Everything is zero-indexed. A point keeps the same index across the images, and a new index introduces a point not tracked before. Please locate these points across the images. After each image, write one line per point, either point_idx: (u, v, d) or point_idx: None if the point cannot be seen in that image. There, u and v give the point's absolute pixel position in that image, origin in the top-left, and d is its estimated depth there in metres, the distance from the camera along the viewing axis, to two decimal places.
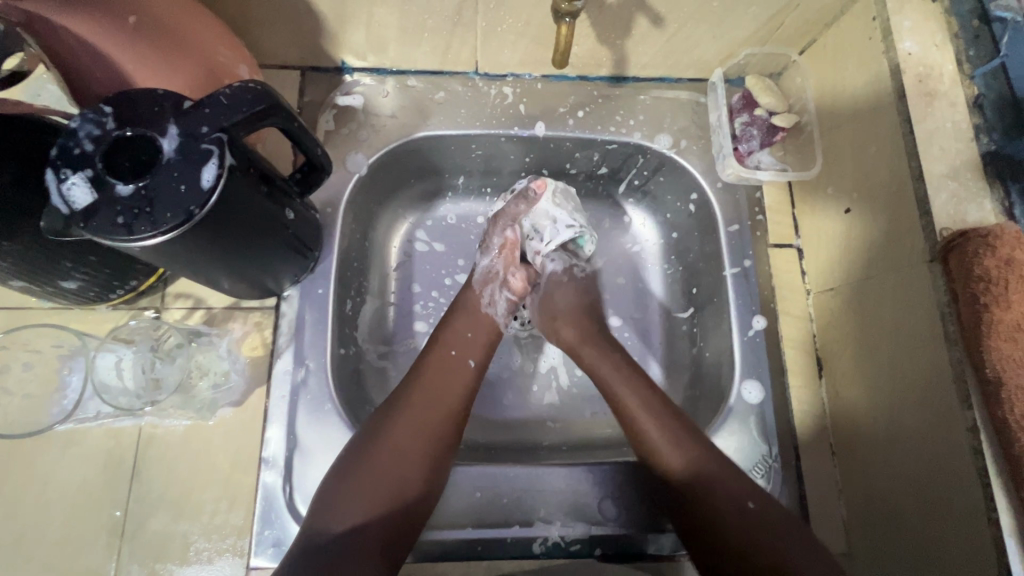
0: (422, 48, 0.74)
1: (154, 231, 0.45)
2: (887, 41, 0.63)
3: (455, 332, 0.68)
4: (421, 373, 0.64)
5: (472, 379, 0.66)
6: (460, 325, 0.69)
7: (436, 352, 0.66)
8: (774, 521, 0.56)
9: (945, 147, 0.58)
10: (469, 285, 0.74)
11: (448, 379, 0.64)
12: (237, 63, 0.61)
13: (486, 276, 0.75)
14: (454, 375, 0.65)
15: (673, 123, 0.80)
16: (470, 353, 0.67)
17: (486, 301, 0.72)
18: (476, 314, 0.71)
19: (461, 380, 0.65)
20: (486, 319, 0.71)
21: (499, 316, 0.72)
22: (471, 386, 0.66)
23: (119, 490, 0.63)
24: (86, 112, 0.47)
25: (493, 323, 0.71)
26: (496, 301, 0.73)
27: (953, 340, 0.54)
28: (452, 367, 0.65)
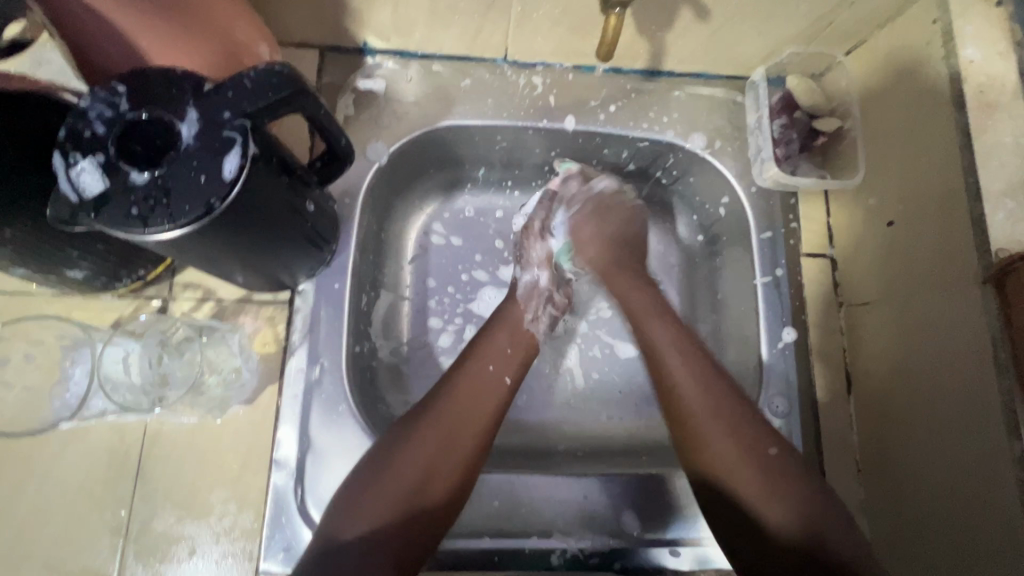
0: (450, 32, 0.69)
1: (171, 224, 0.42)
2: (948, 47, 0.59)
3: (493, 346, 0.65)
4: (455, 386, 0.61)
5: (506, 397, 0.63)
6: (500, 337, 0.66)
7: (471, 365, 0.63)
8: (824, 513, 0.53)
9: (1005, 163, 0.55)
10: (513, 296, 0.71)
11: (482, 394, 0.61)
12: (257, 41, 0.56)
13: (531, 291, 0.72)
14: (489, 390, 0.62)
15: (709, 122, 0.76)
16: (507, 369, 0.64)
17: (529, 316, 0.70)
18: (517, 327, 0.68)
19: (493, 396, 0.61)
20: (526, 332, 0.68)
21: (541, 332, 0.70)
22: (504, 403, 0.62)
23: (124, 488, 0.61)
24: (97, 91, 0.43)
25: (532, 338, 0.68)
26: (541, 315, 0.72)
27: (1004, 367, 0.52)
28: (485, 381, 0.62)
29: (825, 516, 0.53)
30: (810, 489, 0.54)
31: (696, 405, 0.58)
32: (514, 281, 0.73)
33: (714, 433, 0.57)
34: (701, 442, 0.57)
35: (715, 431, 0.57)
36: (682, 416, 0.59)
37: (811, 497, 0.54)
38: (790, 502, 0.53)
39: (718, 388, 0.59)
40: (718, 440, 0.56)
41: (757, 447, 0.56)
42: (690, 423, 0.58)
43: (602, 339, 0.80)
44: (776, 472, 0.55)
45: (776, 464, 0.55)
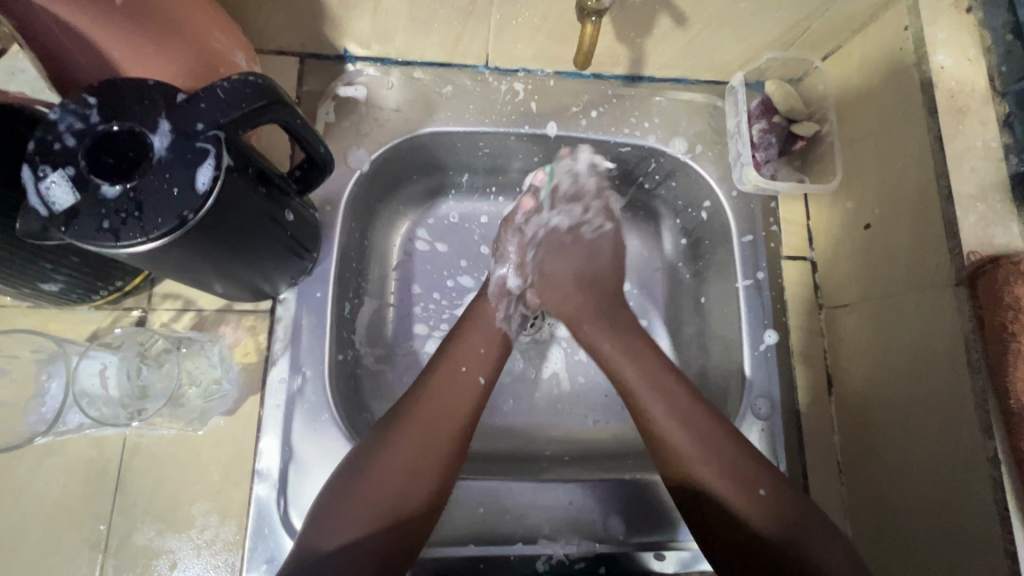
0: (429, 39, 0.69)
1: (143, 237, 0.41)
2: (920, 53, 0.60)
3: (466, 347, 0.65)
4: (430, 391, 0.61)
5: (480, 397, 0.63)
6: (473, 338, 0.66)
7: (445, 368, 0.63)
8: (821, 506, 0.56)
9: (975, 167, 0.56)
10: (483, 297, 0.71)
11: (456, 397, 0.61)
12: (233, 50, 0.56)
13: (502, 289, 0.72)
14: (463, 393, 0.62)
15: (689, 127, 0.76)
16: (480, 370, 0.64)
17: (500, 315, 0.70)
18: (489, 326, 0.68)
19: (471, 395, 0.62)
20: (499, 333, 0.68)
21: (513, 330, 0.71)
22: (478, 403, 0.62)
23: (102, 502, 0.60)
24: (67, 102, 0.43)
25: (503, 337, 0.68)
26: (512, 315, 0.72)
27: (977, 367, 0.53)
28: (460, 382, 0.62)
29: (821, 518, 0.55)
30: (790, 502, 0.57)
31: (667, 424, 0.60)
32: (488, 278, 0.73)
33: (706, 460, 0.58)
34: (690, 462, 0.58)
35: (697, 452, 0.58)
36: (653, 433, 0.61)
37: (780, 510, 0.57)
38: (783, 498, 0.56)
39: (689, 408, 0.60)
40: (711, 466, 0.58)
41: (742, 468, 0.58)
42: (673, 449, 0.59)
43: None
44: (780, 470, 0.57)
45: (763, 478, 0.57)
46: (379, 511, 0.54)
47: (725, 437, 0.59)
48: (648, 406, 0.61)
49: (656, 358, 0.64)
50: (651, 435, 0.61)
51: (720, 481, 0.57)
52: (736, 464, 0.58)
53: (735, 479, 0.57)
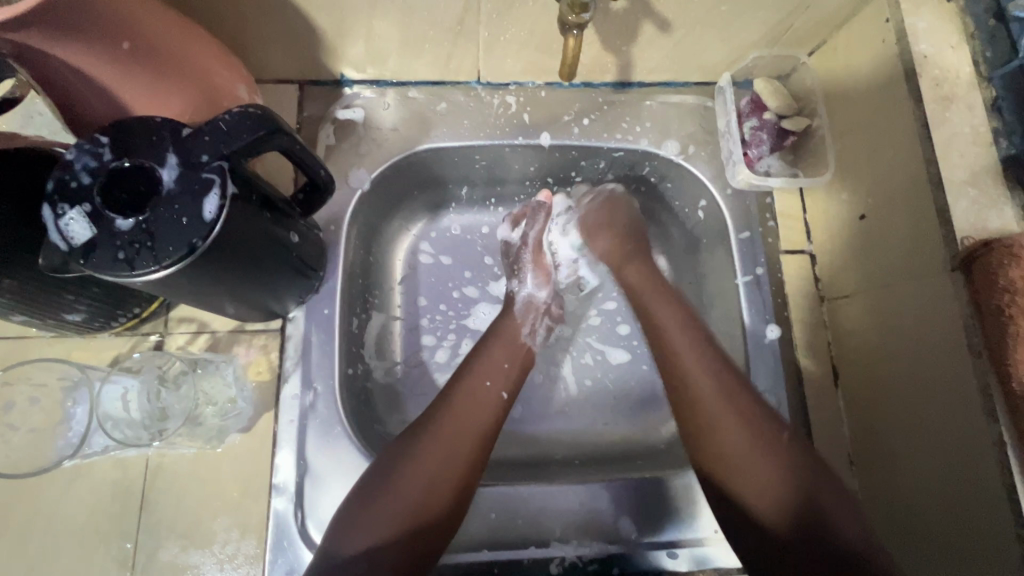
0: (421, 59, 0.72)
1: (156, 266, 0.44)
2: (902, 43, 0.61)
3: (488, 362, 0.66)
4: (452, 403, 0.62)
5: (501, 411, 0.64)
6: (497, 353, 0.67)
7: (467, 382, 0.64)
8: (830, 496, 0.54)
9: (964, 152, 0.57)
10: (510, 311, 0.74)
11: (478, 408, 0.62)
12: (235, 83, 0.58)
13: (528, 304, 0.75)
14: (485, 405, 0.63)
15: (680, 129, 0.78)
16: (502, 384, 0.65)
17: (527, 331, 0.72)
18: (511, 342, 0.69)
19: (490, 411, 0.63)
20: (521, 347, 0.70)
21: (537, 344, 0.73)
22: (499, 417, 0.63)
23: (128, 521, 0.63)
24: (82, 143, 0.46)
25: (530, 352, 0.70)
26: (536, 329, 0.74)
27: (978, 350, 0.53)
28: (483, 398, 0.63)
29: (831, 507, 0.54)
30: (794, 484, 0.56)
31: (709, 396, 0.60)
32: (512, 295, 0.76)
33: (727, 434, 0.58)
34: (711, 433, 0.59)
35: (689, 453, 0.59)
36: (693, 406, 0.61)
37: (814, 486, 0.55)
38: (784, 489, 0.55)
39: (739, 394, 0.60)
40: (736, 431, 0.58)
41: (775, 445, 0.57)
42: (703, 410, 0.60)
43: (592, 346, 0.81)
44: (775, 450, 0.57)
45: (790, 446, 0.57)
46: (399, 519, 0.55)
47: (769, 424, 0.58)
48: (692, 381, 0.61)
49: (722, 365, 0.62)
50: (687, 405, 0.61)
51: (753, 445, 0.57)
52: (773, 442, 0.57)
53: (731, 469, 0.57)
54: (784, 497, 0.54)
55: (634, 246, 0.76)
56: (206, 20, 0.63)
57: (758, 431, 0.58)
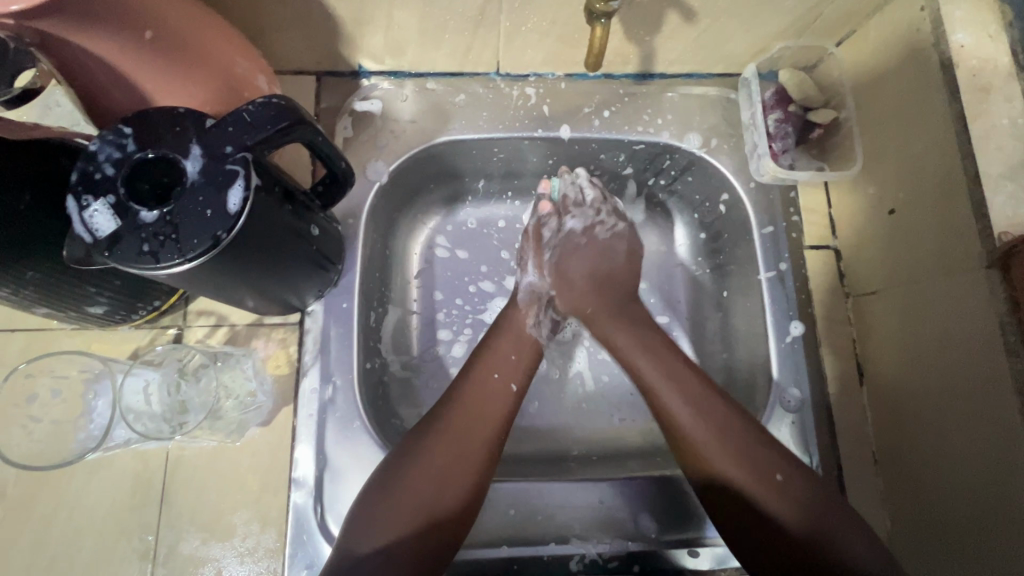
0: (441, 49, 0.71)
1: (180, 258, 0.43)
2: (938, 33, 0.59)
3: (499, 354, 0.66)
4: (465, 397, 0.61)
5: (513, 403, 0.63)
6: (505, 345, 0.67)
7: (476, 376, 0.63)
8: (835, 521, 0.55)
9: (1002, 145, 0.55)
10: (514, 303, 0.72)
11: (489, 402, 0.62)
12: (254, 74, 0.58)
13: (531, 296, 0.74)
14: (496, 397, 0.62)
15: (703, 121, 0.76)
16: (511, 376, 0.65)
17: (532, 321, 0.71)
18: (519, 333, 0.69)
19: (501, 404, 0.62)
20: (528, 338, 0.69)
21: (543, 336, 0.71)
22: (511, 410, 0.63)
23: (149, 514, 0.63)
24: (105, 134, 0.45)
25: (534, 345, 0.69)
26: (542, 321, 0.73)
27: (1015, 349, 0.52)
28: (493, 391, 0.63)
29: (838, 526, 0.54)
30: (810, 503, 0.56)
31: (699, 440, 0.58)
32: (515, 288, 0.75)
33: (732, 464, 0.57)
34: (715, 469, 0.58)
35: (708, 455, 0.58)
36: (682, 442, 0.60)
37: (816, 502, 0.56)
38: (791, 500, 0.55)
39: (728, 421, 0.59)
40: (739, 468, 0.57)
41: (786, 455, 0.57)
42: (699, 454, 0.59)
43: None
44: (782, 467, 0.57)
45: (796, 485, 0.56)
46: (416, 515, 0.55)
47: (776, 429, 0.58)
48: (675, 416, 0.60)
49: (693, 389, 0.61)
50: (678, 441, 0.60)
51: (760, 483, 0.56)
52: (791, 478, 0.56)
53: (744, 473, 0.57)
54: (795, 523, 0.54)
55: (623, 290, 0.73)
56: (226, 10, 0.62)
57: (740, 455, 0.57)
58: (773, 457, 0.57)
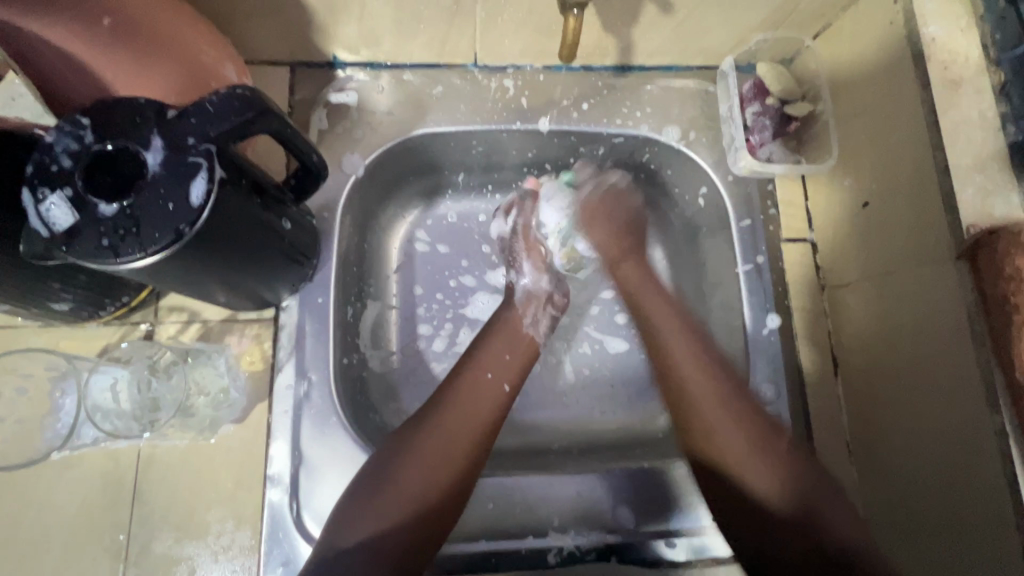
0: (416, 39, 0.70)
1: (142, 252, 0.42)
2: (910, 25, 0.59)
3: (491, 354, 0.65)
4: (455, 393, 0.61)
5: (504, 403, 0.63)
6: (497, 345, 0.67)
7: (470, 374, 0.63)
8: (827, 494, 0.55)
9: (972, 138, 0.55)
10: (510, 304, 0.73)
11: (479, 400, 0.61)
12: (224, 65, 0.56)
13: (528, 296, 0.74)
14: (485, 395, 0.62)
15: (682, 114, 0.76)
16: (505, 375, 0.64)
17: (527, 321, 0.71)
18: (512, 334, 0.69)
19: (492, 403, 0.62)
20: (523, 340, 0.69)
21: (541, 335, 0.72)
22: (503, 409, 0.63)
23: (121, 513, 0.62)
24: (62, 124, 0.44)
25: (530, 343, 0.69)
26: (538, 320, 0.73)
27: (981, 340, 0.52)
28: (485, 388, 0.62)
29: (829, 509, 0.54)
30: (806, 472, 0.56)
31: (700, 392, 0.61)
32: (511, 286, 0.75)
33: (726, 429, 0.58)
34: (710, 428, 0.59)
35: (716, 430, 0.59)
36: (682, 400, 0.62)
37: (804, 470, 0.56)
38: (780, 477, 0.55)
39: (730, 395, 0.60)
40: (730, 434, 0.58)
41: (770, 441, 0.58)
42: (702, 424, 0.60)
43: (590, 334, 0.80)
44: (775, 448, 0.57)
45: (794, 461, 0.57)
46: (405, 504, 0.55)
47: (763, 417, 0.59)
48: (682, 374, 0.62)
49: (703, 355, 0.63)
50: (675, 397, 0.62)
51: (743, 452, 0.57)
52: (773, 449, 0.57)
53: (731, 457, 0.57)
54: (784, 489, 0.55)
55: (634, 241, 0.76)
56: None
57: (740, 426, 0.58)
58: (767, 431, 0.58)
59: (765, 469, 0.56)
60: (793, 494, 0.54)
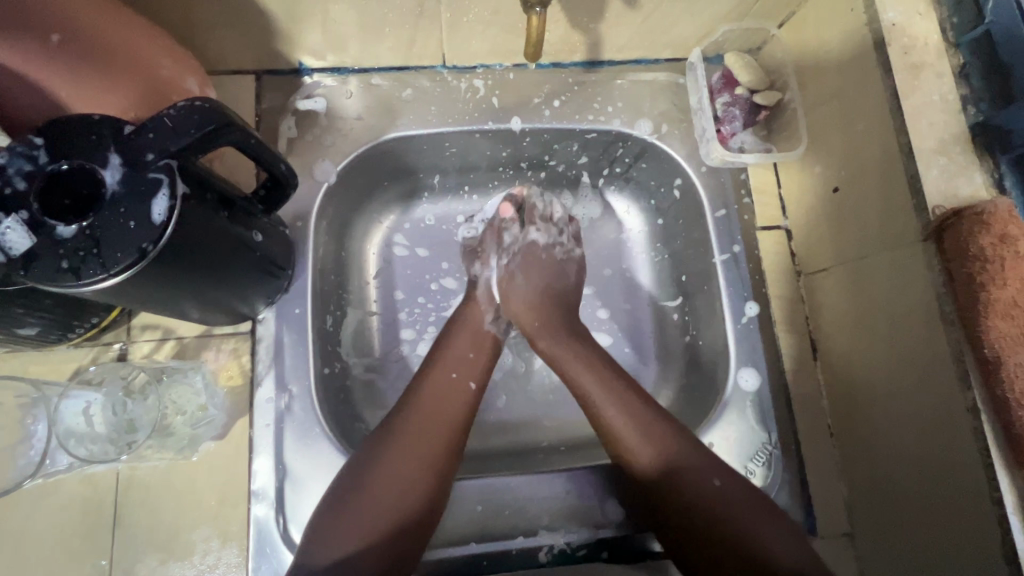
0: (383, 42, 0.69)
1: (105, 273, 0.41)
2: (870, 11, 0.60)
3: (455, 353, 0.65)
4: (422, 398, 0.60)
5: (472, 402, 0.62)
6: (462, 341, 0.67)
7: (433, 375, 0.63)
8: (760, 518, 0.55)
9: (934, 121, 0.56)
10: (471, 301, 0.72)
11: (446, 404, 0.61)
12: (184, 76, 0.57)
13: (489, 292, 0.73)
14: (451, 398, 0.61)
15: (653, 108, 0.76)
16: (470, 374, 0.64)
17: (489, 318, 0.71)
18: (479, 331, 0.69)
19: (461, 403, 0.62)
20: (486, 336, 0.69)
21: (501, 331, 0.71)
22: (472, 409, 0.62)
23: (102, 538, 0.61)
24: (14, 146, 0.43)
25: (494, 341, 0.69)
26: (501, 317, 0.72)
27: (951, 319, 0.53)
28: (452, 389, 0.62)
29: (763, 533, 0.54)
30: (752, 497, 0.57)
31: (607, 407, 0.61)
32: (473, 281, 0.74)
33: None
34: (629, 448, 0.59)
35: (642, 447, 0.59)
36: (601, 421, 0.61)
37: (751, 497, 0.56)
38: (721, 499, 0.56)
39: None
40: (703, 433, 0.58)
41: (696, 463, 0.58)
42: (622, 444, 0.60)
43: None
44: (714, 474, 0.57)
45: (732, 485, 0.57)
46: (382, 518, 0.54)
47: (673, 433, 0.59)
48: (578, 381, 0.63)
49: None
50: (595, 421, 0.62)
51: (692, 477, 0.57)
52: (719, 473, 0.57)
53: (675, 485, 0.57)
54: (722, 509, 0.55)
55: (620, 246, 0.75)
56: (149, 9, 0.59)
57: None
58: (706, 459, 0.58)
59: (708, 495, 0.56)
60: (729, 516, 0.55)
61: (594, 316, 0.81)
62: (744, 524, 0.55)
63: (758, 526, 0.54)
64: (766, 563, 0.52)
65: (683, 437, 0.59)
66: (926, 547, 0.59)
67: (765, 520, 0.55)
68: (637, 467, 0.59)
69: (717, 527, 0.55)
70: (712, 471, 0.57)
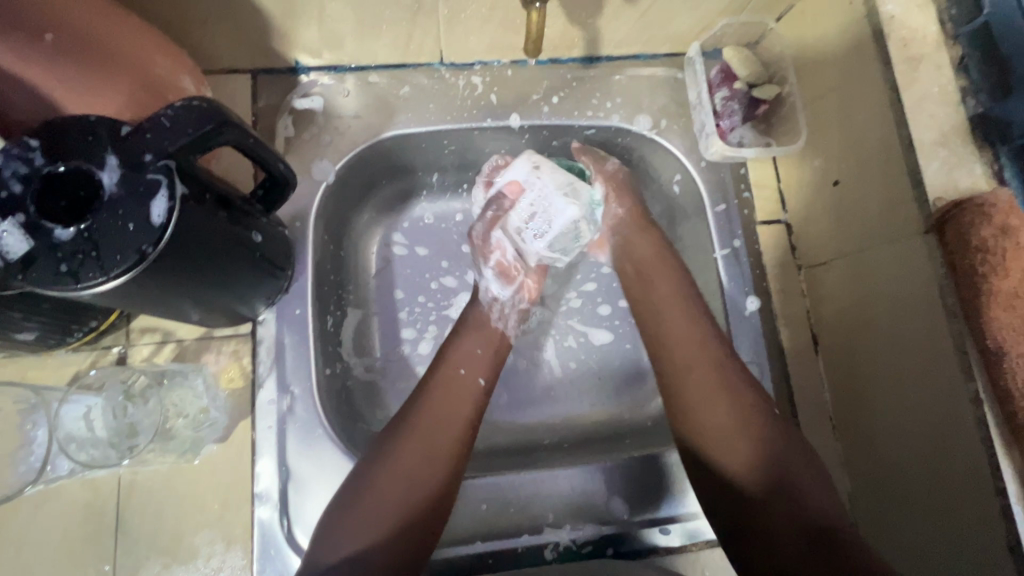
0: (380, 39, 0.68)
1: (104, 276, 0.41)
2: (869, 4, 0.60)
3: (461, 350, 0.65)
4: (430, 394, 0.61)
5: (482, 398, 0.63)
6: (464, 339, 0.66)
7: (443, 372, 0.63)
8: (799, 462, 0.57)
9: (934, 113, 0.56)
10: (475, 301, 0.72)
11: (457, 398, 0.61)
12: (178, 74, 0.56)
13: (494, 293, 0.73)
14: (462, 394, 0.62)
15: (652, 103, 0.76)
16: (479, 370, 0.64)
17: (496, 316, 0.70)
18: (485, 326, 0.68)
19: (469, 400, 0.62)
20: (492, 332, 0.68)
21: (509, 330, 0.71)
22: (479, 406, 0.62)
23: (104, 543, 0.60)
24: (9, 146, 0.42)
25: (502, 337, 0.69)
26: (507, 315, 0.72)
27: (952, 310, 0.54)
28: (460, 386, 0.62)
29: (799, 480, 0.55)
30: (788, 444, 0.58)
31: (689, 355, 0.63)
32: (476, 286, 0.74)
33: (715, 410, 0.59)
34: (681, 392, 0.62)
35: (703, 407, 0.60)
36: (673, 368, 0.64)
37: (788, 447, 0.58)
38: (749, 452, 0.57)
39: (724, 383, 0.61)
40: (717, 418, 0.59)
41: (759, 411, 0.59)
42: (675, 392, 0.62)
43: (575, 328, 0.80)
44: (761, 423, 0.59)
45: (770, 432, 0.58)
46: (394, 510, 0.54)
47: (752, 394, 0.60)
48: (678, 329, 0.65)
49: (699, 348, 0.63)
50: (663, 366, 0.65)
51: (729, 429, 0.59)
52: (759, 428, 0.58)
53: (707, 439, 0.59)
54: (751, 459, 0.57)
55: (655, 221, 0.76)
56: (143, 8, 0.58)
57: (733, 407, 0.59)
58: (764, 409, 0.59)
59: (750, 449, 0.57)
60: (763, 466, 0.56)
61: (595, 312, 0.81)
62: (789, 473, 0.56)
63: (799, 471, 0.56)
64: (803, 517, 0.53)
65: (717, 381, 0.61)
66: (926, 535, 0.59)
67: (803, 465, 0.57)
68: (679, 419, 0.62)
69: (757, 478, 0.56)
70: (757, 417, 0.59)
